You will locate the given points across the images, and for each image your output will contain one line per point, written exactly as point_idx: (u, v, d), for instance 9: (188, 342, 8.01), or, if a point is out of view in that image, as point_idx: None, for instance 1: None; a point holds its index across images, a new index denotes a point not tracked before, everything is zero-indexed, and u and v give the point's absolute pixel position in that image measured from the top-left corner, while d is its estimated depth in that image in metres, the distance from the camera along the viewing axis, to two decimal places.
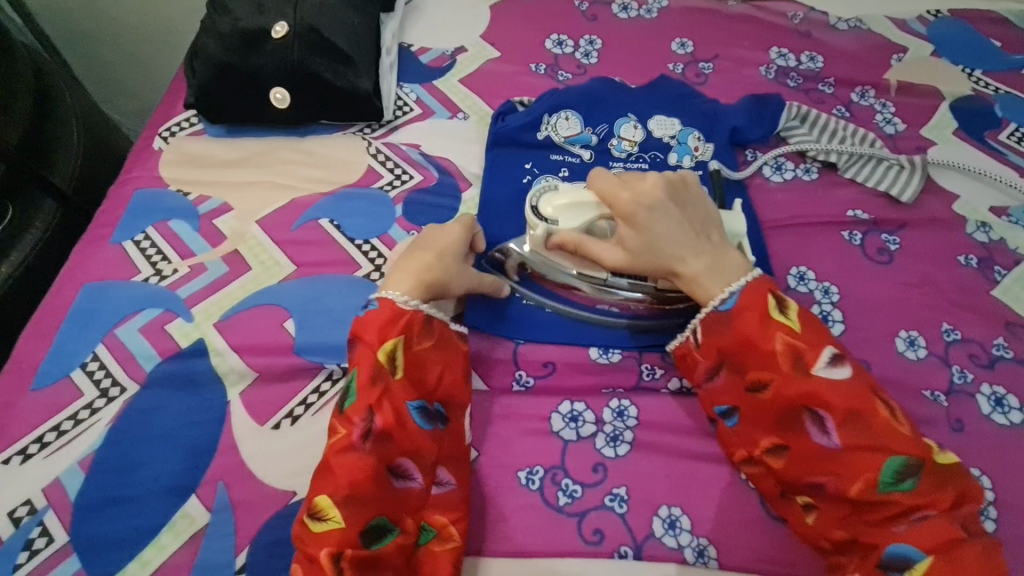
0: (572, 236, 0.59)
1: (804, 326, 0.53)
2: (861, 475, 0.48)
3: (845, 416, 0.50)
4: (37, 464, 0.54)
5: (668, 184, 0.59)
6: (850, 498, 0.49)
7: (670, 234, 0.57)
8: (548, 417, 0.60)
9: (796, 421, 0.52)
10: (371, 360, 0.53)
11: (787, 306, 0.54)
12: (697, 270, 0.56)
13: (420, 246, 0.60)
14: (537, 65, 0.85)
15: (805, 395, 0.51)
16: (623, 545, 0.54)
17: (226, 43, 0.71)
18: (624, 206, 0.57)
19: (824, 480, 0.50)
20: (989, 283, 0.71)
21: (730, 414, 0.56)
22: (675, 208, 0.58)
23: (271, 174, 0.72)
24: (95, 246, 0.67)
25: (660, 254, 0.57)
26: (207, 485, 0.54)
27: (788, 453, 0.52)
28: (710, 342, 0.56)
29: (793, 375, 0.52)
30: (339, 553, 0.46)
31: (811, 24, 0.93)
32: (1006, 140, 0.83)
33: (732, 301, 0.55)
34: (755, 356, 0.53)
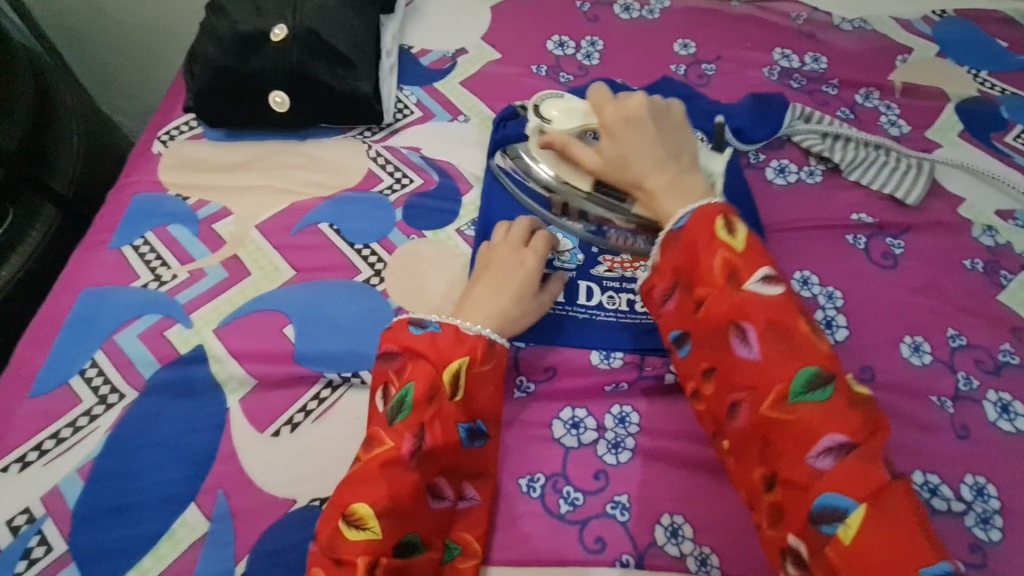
0: (560, 138, 0.61)
1: (747, 245, 0.50)
2: (773, 390, 0.45)
3: (767, 330, 0.46)
4: (36, 472, 0.54)
5: (653, 107, 0.59)
6: (764, 418, 0.45)
7: (643, 146, 0.57)
8: (549, 423, 0.59)
9: (722, 339, 0.48)
10: (429, 374, 0.52)
11: (733, 225, 0.50)
12: (657, 184, 0.55)
13: (496, 280, 0.60)
14: (539, 67, 0.85)
15: (734, 309, 0.48)
16: (625, 554, 0.53)
17: (225, 47, 0.70)
18: (607, 115, 0.59)
19: (744, 398, 0.46)
20: (995, 287, 0.70)
21: (683, 340, 0.51)
22: (654, 126, 0.58)
23: (271, 178, 0.72)
24: (94, 251, 0.66)
25: (629, 164, 0.57)
26: (207, 493, 0.54)
27: (716, 375, 0.48)
28: (663, 260, 0.53)
29: (726, 289, 0.48)
30: (373, 563, 0.46)
31: (815, 25, 0.92)
32: (1013, 142, 0.82)
33: (684, 221, 0.52)
34: (691, 270, 0.50)
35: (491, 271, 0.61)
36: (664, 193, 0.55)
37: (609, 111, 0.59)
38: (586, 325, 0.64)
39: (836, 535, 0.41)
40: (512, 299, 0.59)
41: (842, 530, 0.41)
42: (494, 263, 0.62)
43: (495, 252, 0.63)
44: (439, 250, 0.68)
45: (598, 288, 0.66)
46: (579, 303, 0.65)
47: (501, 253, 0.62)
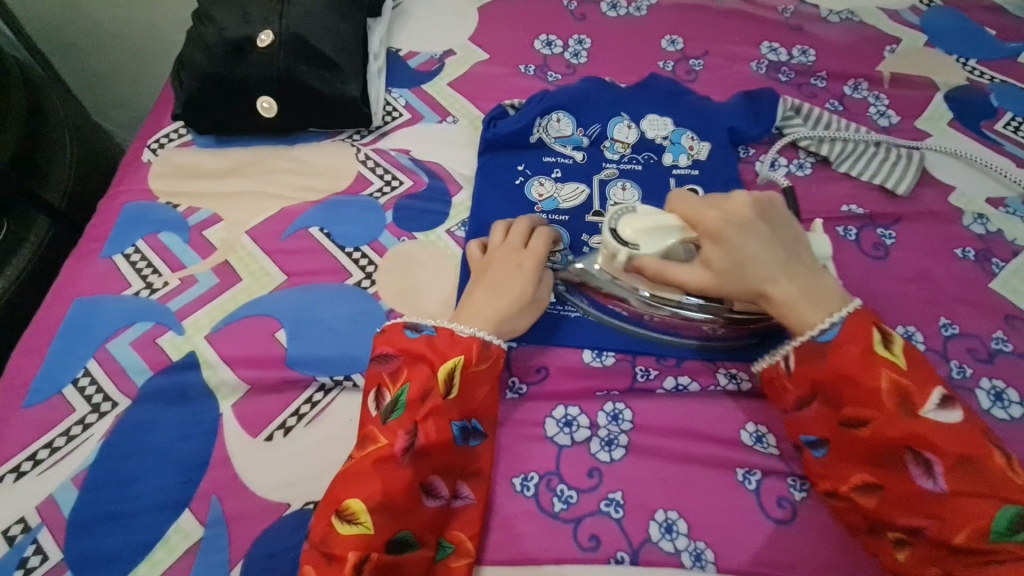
0: (653, 264, 0.54)
1: (912, 361, 0.49)
2: (967, 523, 0.44)
3: (957, 462, 0.45)
4: (31, 481, 0.54)
5: (759, 205, 0.54)
6: (953, 545, 0.44)
7: (762, 258, 0.52)
8: (542, 422, 0.59)
9: (894, 462, 0.47)
10: (426, 375, 0.53)
11: (891, 339, 0.49)
12: (790, 295, 0.51)
13: (491, 286, 0.59)
14: (527, 66, 0.85)
15: (912, 436, 0.46)
16: (620, 551, 0.53)
17: (211, 54, 0.71)
18: (711, 227, 0.53)
19: (924, 524, 0.46)
20: (987, 275, 0.70)
21: (819, 445, 0.51)
22: (767, 230, 0.53)
23: (260, 183, 0.72)
24: (85, 260, 0.67)
25: (750, 277, 0.52)
26: (201, 499, 0.54)
27: (882, 493, 0.48)
28: (804, 371, 0.52)
29: (898, 414, 0.47)
30: (364, 558, 0.46)
31: (802, 18, 0.92)
32: (1002, 130, 0.82)
33: (833, 332, 0.50)
34: (850, 389, 0.49)
35: (489, 275, 0.60)
36: (802, 305, 0.51)
37: (714, 220, 0.53)
38: (579, 323, 0.64)
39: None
40: (513, 302, 0.58)
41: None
42: (493, 266, 0.61)
43: (493, 255, 0.62)
44: (430, 253, 0.68)
45: None
46: (571, 301, 0.65)
47: (498, 255, 0.61)
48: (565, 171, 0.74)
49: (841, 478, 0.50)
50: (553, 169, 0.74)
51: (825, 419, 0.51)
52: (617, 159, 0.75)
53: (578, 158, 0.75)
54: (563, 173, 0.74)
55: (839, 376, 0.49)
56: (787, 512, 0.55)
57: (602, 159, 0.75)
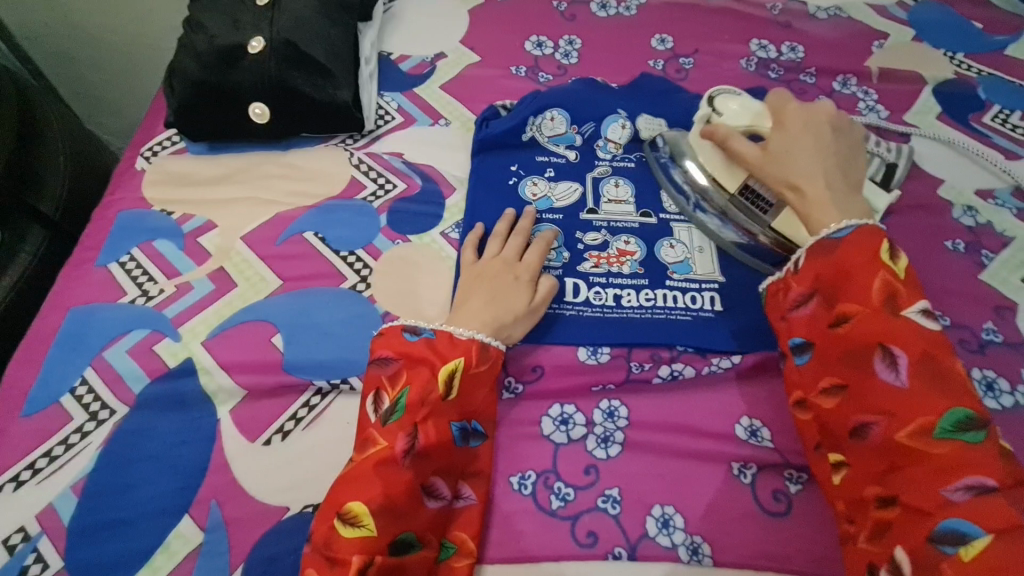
0: (726, 129, 0.63)
1: (910, 277, 0.52)
2: (915, 418, 0.46)
3: (920, 360, 0.48)
4: (30, 490, 0.54)
5: (837, 117, 0.62)
6: (898, 442, 0.46)
7: (811, 155, 0.59)
8: (539, 421, 0.60)
9: (865, 359, 0.50)
10: (426, 378, 0.54)
11: (897, 253, 0.52)
12: (819, 193, 0.57)
13: (488, 292, 0.61)
14: (518, 68, 0.85)
15: (887, 333, 0.49)
16: (617, 547, 0.54)
17: (203, 61, 0.71)
18: (785, 118, 0.61)
19: (874, 421, 0.48)
20: (977, 267, 0.70)
21: (804, 350, 0.54)
22: (833, 137, 0.61)
23: (254, 189, 0.72)
24: (80, 269, 0.67)
25: (793, 166, 0.59)
26: (200, 505, 0.54)
27: (847, 392, 0.50)
28: (810, 266, 0.55)
29: (882, 311, 0.50)
30: (368, 562, 0.46)
31: (791, 15, 0.93)
32: (991, 122, 0.83)
33: (844, 233, 0.54)
34: (844, 285, 0.52)
35: (485, 283, 0.62)
36: (827, 203, 0.56)
37: (792, 112, 0.62)
38: (575, 321, 0.64)
39: (957, 556, 0.41)
40: (512, 310, 0.60)
41: (961, 550, 0.41)
42: (487, 275, 0.63)
43: (487, 264, 0.64)
44: (428, 256, 0.69)
45: (585, 285, 0.66)
46: (566, 300, 0.66)
47: (492, 266, 0.63)
48: (558, 171, 0.74)
49: (814, 382, 0.52)
50: (545, 169, 0.74)
51: (816, 320, 0.54)
52: (609, 158, 0.75)
53: (571, 157, 0.75)
54: (556, 173, 0.74)
55: (843, 272, 0.53)
56: (783, 505, 0.55)
57: (595, 158, 0.75)
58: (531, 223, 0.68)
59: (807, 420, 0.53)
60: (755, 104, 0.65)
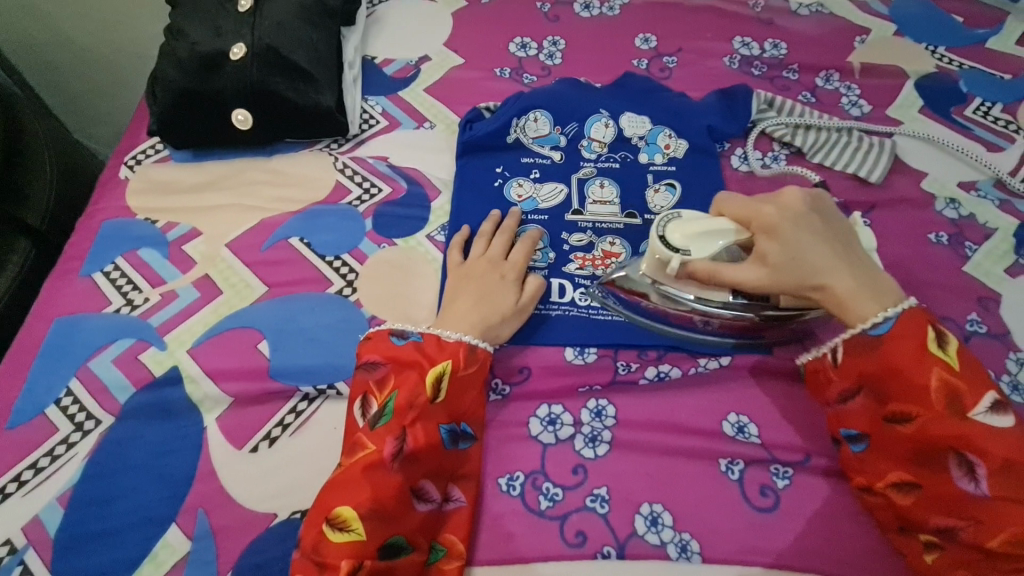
0: (706, 266, 0.55)
1: (964, 364, 0.50)
2: (1005, 526, 0.45)
3: (1002, 467, 0.46)
4: (16, 502, 0.54)
5: (813, 199, 0.56)
6: (985, 546, 0.46)
7: (819, 254, 0.53)
8: (526, 421, 0.60)
9: (938, 462, 0.49)
10: (414, 381, 0.54)
11: (948, 342, 0.50)
12: (847, 290, 0.53)
13: (477, 293, 0.61)
14: (502, 69, 0.85)
15: (956, 437, 0.48)
16: (606, 546, 0.54)
17: (185, 69, 0.71)
18: (767, 222, 0.54)
19: (957, 523, 0.48)
20: (961, 259, 0.71)
21: (859, 440, 0.53)
22: (819, 223, 0.55)
23: (239, 196, 0.72)
24: (65, 279, 0.67)
25: (807, 272, 0.53)
26: (187, 513, 0.54)
27: (920, 491, 0.49)
28: (851, 364, 0.53)
29: (947, 415, 0.48)
30: (357, 566, 0.47)
31: (773, 12, 0.93)
32: (972, 115, 0.83)
33: (887, 328, 0.51)
34: (902, 385, 0.50)
35: (471, 284, 0.62)
36: (860, 295, 0.52)
37: (772, 216, 0.54)
38: (561, 321, 0.64)
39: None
40: (499, 311, 0.60)
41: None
42: (473, 275, 0.63)
43: (473, 265, 0.64)
44: (415, 258, 0.69)
45: (571, 285, 0.67)
46: (552, 300, 0.66)
47: (479, 265, 0.63)
48: (543, 172, 0.74)
49: (877, 474, 0.52)
50: (530, 170, 0.74)
51: (873, 414, 0.52)
52: (593, 158, 0.76)
53: (556, 158, 0.75)
54: (541, 174, 0.74)
55: (892, 371, 0.51)
56: (771, 500, 0.55)
57: (580, 158, 0.75)
58: (517, 222, 0.69)
59: (875, 506, 0.53)
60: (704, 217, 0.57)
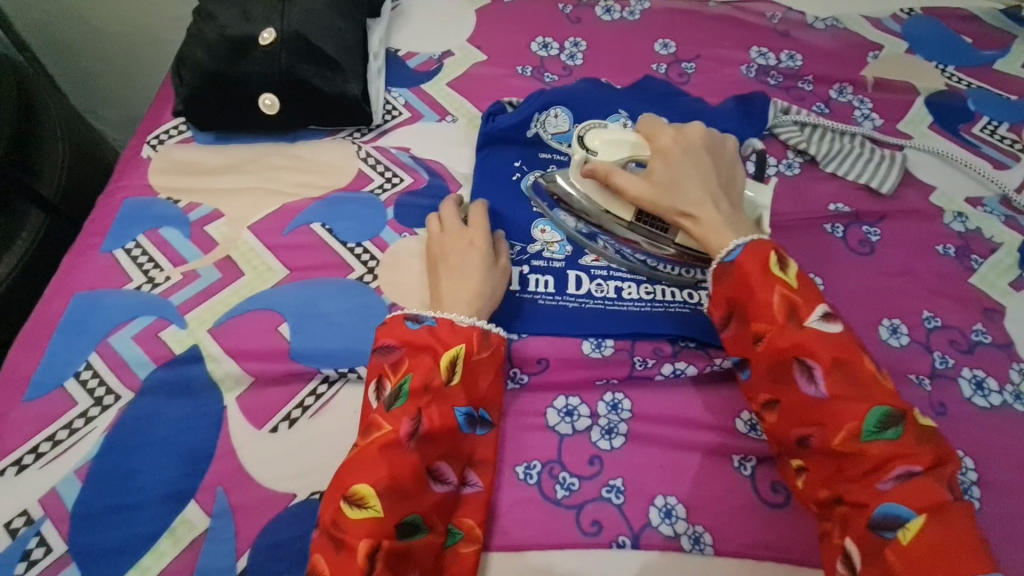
0: (604, 165, 0.63)
1: (803, 283, 0.53)
2: (845, 425, 0.48)
3: (833, 367, 0.50)
4: (34, 474, 0.54)
5: (710, 138, 0.64)
6: (834, 450, 0.48)
7: (697, 180, 0.60)
8: (544, 412, 0.61)
9: (786, 375, 0.51)
10: (428, 365, 0.54)
11: (786, 263, 0.54)
12: (710, 219, 0.58)
13: (458, 269, 0.62)
14: (524, 67, 0.86)
15: (797, 347, 0.51)
16: (621, 535, 0.55)
17: (213, 52, 0.71)
18: (664, 146, 0.63)
19: (811, 432, 0.50)
20: (967, 271, 0.73)
21: (744, 366, 0.55)
22: (709, 160, 0.63)
23: (261, 179, 0.73)
24: (85, 255, 0.67)
25: (680, 193, 0.60)
26: (206, 490, 0.54)
27: (780, 407, 0.52)
28: (717, 292, 0.56)
29: (787, 325, 0.51)
30: (375, 546, 0.46)
31: (790, 24, 0.95)
32: (980, 133, 0.86)
33: (736, 254, 0.55)
34: (749, 307, 0.53)
35: (447, 260, 0.63)
36: (718, 227, 0.58)
37: (666, 139, 0.63)
38: (578, 313, 0.66)
39: (896, 539, 0.44)
40: (481, 280, 0.61)
41: (900, 534, 0.44)
42: (446, 254, 0.64)
43: (440, 243, 0.65)
44: (409, 252, 0.68)
45: (587, 277, 0.68)
46: (569, 292, 0.67)
47: (447, 245, 0.64)
48: (560, 168, 0.75)
49: (752, 397, 0.54)
50: (549, 165, 0.75)
51: (741, 338, 0.55)
52: None
53: None
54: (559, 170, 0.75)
55: (744, 293, 0.54)
56: (782, 497, 0.57)
57: None
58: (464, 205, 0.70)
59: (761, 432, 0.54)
60: (628, 135, 0.66)
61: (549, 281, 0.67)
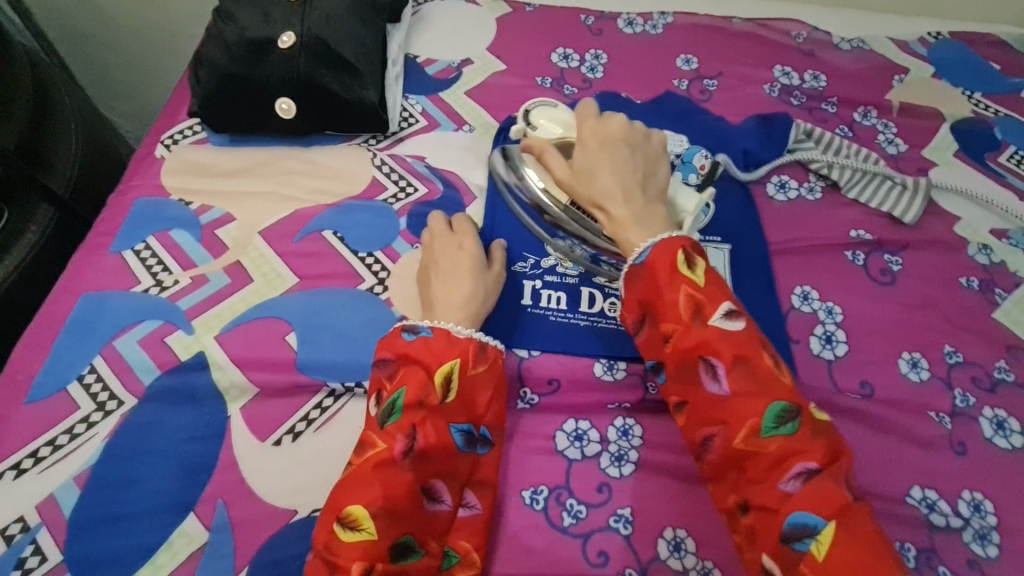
0: (539, 144, 0.62)
1: (711, 279, 0.51)
2: (744, 423, 0.45)
3: (735, 364, 0.47)
4: (33, 479, 0.53)
5: (631, 132, 0.61)
6: (736, 451, 0.45)
7: (612, 171, 0.57)
8: (553, 435, 0.59)
9: (691, 374, 0.49)
10: (422, 379, 0.51)
11: (694, 260, 0.51)
12: (620, 213, 0.56)
13: (452, 275, 0.61)
14: (544, 79, 0.85)
15: (701, 344, 0.48)
16: (628, 567, 0.53)
17: (231, 53, 0.70)
18: (585, 136, 0.60)
19: (714, 433, 0.47)
20: (990, 305, 0.71)
21: (659, 369, 0.52)
22: (629, 153, 0.59)
23: (275, 184, 0.72)
24: (94, 254, 0.66)
25: (593, 185, 0.58)
26: (206, 503, 0.53)
27: (688, 408, 0.49)
28: (631, 290, 0.54)
29: (692, 324, 0.49)
30: (369, 568, 0.44)
31: (815, 44, 0.94)
32: (1006, 163, 0.84)
33: (646, 254, 0.52)
34: (656, 305, 0.51)
35: (439, 267, 0.62)
36: (626, 221, 0.55)
37: (587, 131, 0.60)
38: (588, 332, 0.64)
39: (810, 553, 0.41)
40: (475, 285, 0.60)
41: (814, 547, 0.41)
42: (439, 261, 0.63)
43: (434, 250, 0.64)
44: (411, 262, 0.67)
45: (601, 296, 0.66)
46: (581, 309, 0.66)
47: (441, 252, 0.63)
48: None
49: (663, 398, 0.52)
50: None
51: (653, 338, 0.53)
52: None
53: None
54: None
55: (652, 289, 0.51)
56: None
57: None
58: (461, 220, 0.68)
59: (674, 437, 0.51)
60: (568, 117, 0.66)
61: (561, 297, 0.66)
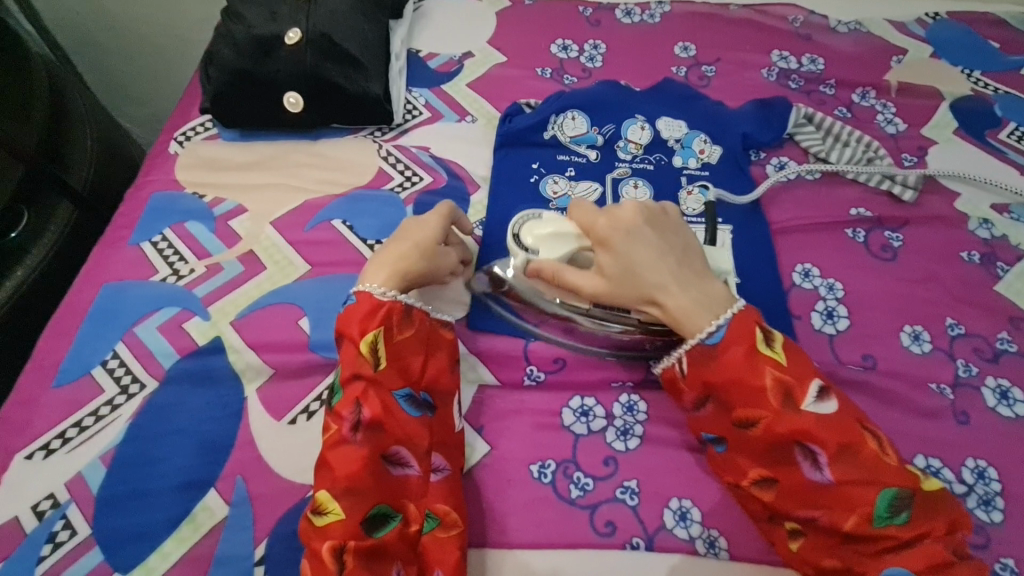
0: (550, 265, 0.57)
1: (792, 358, 0.51)
2: (855, 510, 0.47)
3: (840, 453, 0.48)
4: (61, 459, 0.55)
5: (647, 210, 0.57)
6: (844, 531, 0.47)
7: (653, 263, 0.55)
8: (560, 411, 0.61)
9: (787, 456, 0.49)
10: (352, 355, 0.53)
11: (771, 339, 0.52)
12: (680, 302, 0.54)
13: (396, 237, 0.60)
14: (544, 69, 0.87)
15: (798, 432, 0.49)
16: (635, 537, 0.55)
17: (241, 50, 0.72)
18: (602, 235, 0.56)
19: (816, 514, 0.48)
20: (992, 278, 0.72)
21: (720, 441, 0.53)
22: (655, 237, 0.56)
23: (285, 176, 0.74)
24: (114, 247, 0.68)
25: (639, 282, 0.55)
26: (226, 480, 0.55)
27: (778, 486, 0.50)
28: (695, 373, 0.53)
29: (783, 411, 0.49)
30: (341, 546, 0.46)
31: (812, 28, 0.94)
32: (1006, 139, 0.84)
33: (721, 334, 0.52)
34: (739, 390, 0.51)
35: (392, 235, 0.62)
36: (690, 309, 0.53)
37: (602, 226, 0.56)
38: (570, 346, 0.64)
39: None
40: (412, 244, 0.59)
41: None
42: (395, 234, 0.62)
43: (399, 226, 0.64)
44: None
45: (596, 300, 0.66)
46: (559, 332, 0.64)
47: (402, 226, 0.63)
48: (578, 170, 0.76)
49: (739, 471, 0.52)
50: (566, 168, 0.76)
51: (721, 418, 0.53)
52: (629, 159, 0.77)
53: (592, 157, 0.77)
54: (576, 172, 0.75)
55: (731, 380, 0.51)
56: None
57: (616, 158, 0.77)
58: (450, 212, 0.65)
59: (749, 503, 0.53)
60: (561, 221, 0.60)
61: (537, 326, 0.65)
